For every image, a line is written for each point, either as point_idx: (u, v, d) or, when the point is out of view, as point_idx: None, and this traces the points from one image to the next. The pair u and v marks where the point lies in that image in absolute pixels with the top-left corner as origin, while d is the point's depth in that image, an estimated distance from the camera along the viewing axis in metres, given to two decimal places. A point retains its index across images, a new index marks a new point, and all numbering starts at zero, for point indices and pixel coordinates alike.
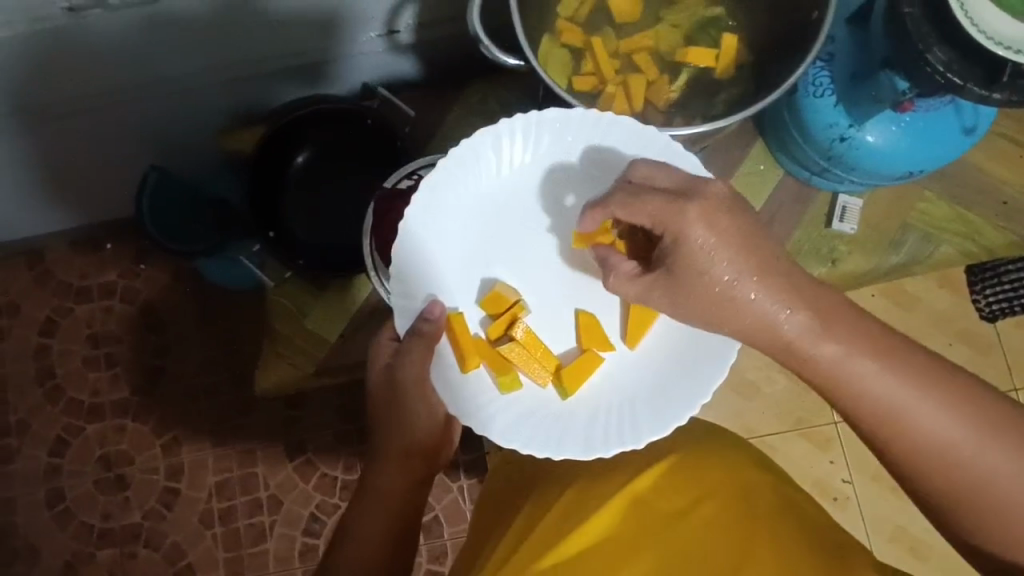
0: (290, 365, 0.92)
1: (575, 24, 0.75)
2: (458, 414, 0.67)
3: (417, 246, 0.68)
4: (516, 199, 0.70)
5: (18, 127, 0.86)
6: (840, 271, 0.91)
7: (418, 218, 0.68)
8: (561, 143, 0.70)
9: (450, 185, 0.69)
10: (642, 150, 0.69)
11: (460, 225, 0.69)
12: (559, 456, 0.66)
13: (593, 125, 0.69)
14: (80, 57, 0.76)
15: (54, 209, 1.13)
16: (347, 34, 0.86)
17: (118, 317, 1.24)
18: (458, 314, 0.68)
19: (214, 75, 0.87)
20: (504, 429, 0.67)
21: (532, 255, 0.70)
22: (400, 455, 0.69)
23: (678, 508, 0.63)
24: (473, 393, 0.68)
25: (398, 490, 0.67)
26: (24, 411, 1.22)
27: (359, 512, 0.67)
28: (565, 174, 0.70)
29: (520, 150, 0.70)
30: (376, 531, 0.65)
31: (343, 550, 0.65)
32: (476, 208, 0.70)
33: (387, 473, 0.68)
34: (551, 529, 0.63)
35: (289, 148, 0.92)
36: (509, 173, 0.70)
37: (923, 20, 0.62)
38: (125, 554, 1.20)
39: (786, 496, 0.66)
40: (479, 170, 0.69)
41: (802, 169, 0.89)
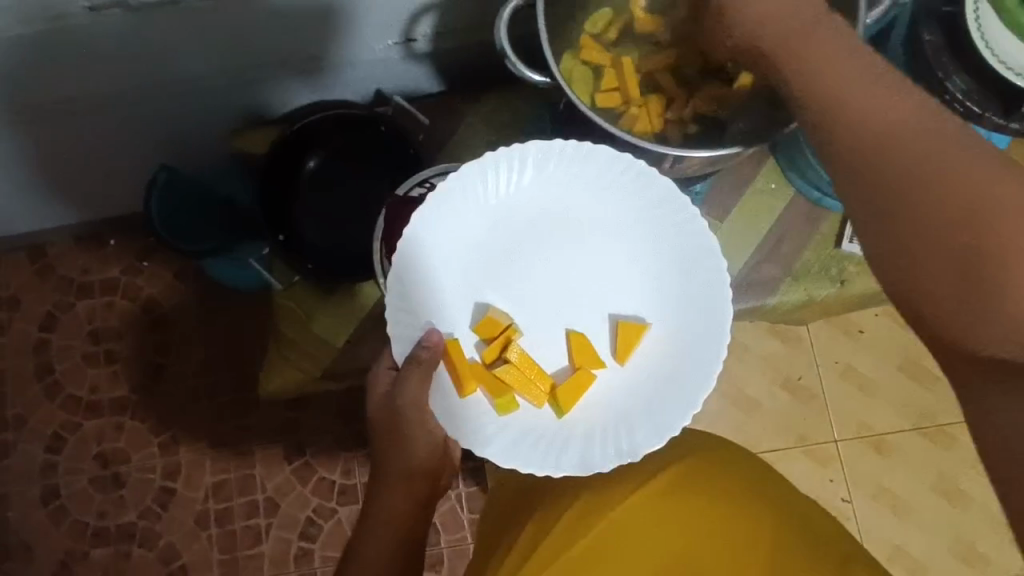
0: (296, 368, 0.93)
1: (599, 41, 0.75)
2: (457, 438, 0.66)
3: (411, 276, 0.68)
4: (504, 226, 0.69)
5: (29, 121, 0.86)
6: (848, 292, 0.90)
7: (411, 253, 0.68)
8: (545, 172, 0.70)
9: (438, 217, 0.68)
10: (623, 176, 0.69)
11: (453, 253, 0.68)
12: (559, 473, 0.65)
13: (575, 153, 0.69)
14: (95, 54, 0.76)
15: (60, 204, 1.13)
16: (365, 41, 0.86)
17: (119, 313, 1.24)
18: (455, 341, 0.66)
19: (230, 76, 0.88)
20: (502, 450, 0.65)
21: (525, 275, 0.68)
22: (403, 479, 0.70)
23: (688, 523, 0.64)
24: (471, 418, 0.66)
25: (402, 514, 0.69)
26: (23, 406, 1.22)
27: (366, 538, 0.68)
28: (552, 200, 0.69)
29: (503, 180, 0.69)
30: (383, 558, 0.67)
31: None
32: (465, 234, 0.69)
33: (390, 497, 0.69)
34: (567, 532, 0.65)
35: (301, 153, 0.92)
36: (497, 200, 0.69)
37: (942, 47, 0.66)
38: (120, 553, 1.19)
39: (788, 499, 0.67)
40: (466, 199, 0.69)
41: (813, 190, 0.88)
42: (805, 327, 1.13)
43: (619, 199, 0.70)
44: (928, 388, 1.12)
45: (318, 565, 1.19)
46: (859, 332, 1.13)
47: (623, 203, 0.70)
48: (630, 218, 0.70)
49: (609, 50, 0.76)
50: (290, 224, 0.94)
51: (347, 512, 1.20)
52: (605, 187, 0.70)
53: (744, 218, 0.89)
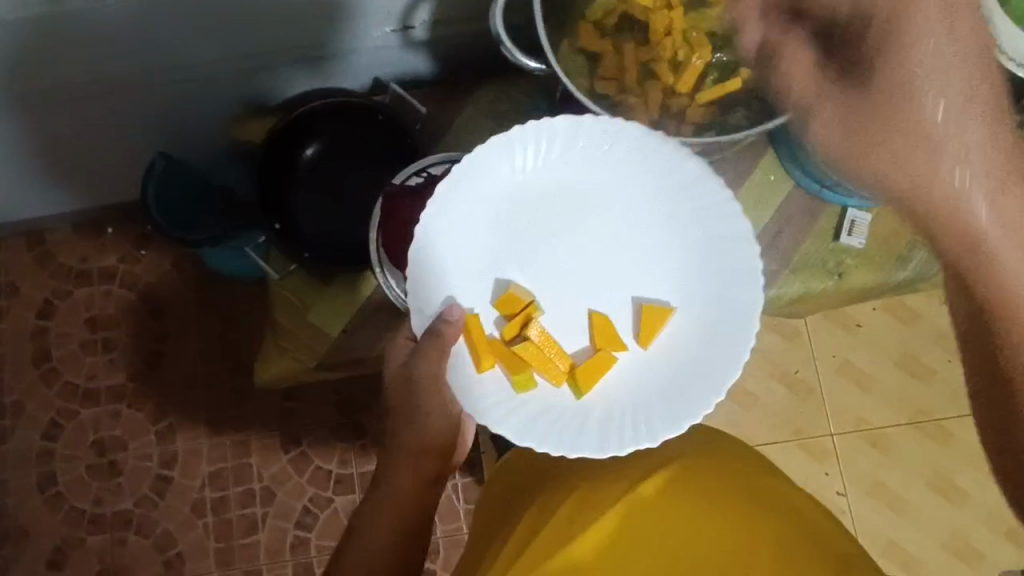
0: (292, 358, 0.93)
1: (598, 28, 0.74)
2: (472, 413, 0.65)
3: (431, 250, 0.67)
4: (529, 202, 0.69)
5: (24, 106, 0.85)
6: (846, 286, 0.90)
7: (431, 227, 0.67)
8: (572, 149, 0.69)
9: (462, 191, 0.68)
10: (651, 155, 0.69)
11: (475, 229, 0.68)
12: (575, 454, 0.64)
13: (603, 130, 0.69)
14: (89, 39, 0.75)
15: (57, 191, 1.12)
16: (363, 29, 0.85)
17: (117, 301, 1.24)
18: (475, 316, 0.67)
19: (227, 63, 0.87)
20: (518, 428, 0.65)
21: (548, 255, 0.68)
22: (415, 454, 0.69)
23: (688, 518, 0.63)
24: (490, 393, 0.66)
25: (411, 489, 0.68)
26: (19, 393, 1.22)
27: (370, 508, 0.67)
28: (579, 179, 0.69)
29: (530, 155, 0.69)
30: (392, 528, 0.65)
31: (353, 547, 0.65)
32: (489, 210, 0.68)
33: (401, 471, 0.68)
34: (562, 527, 0.64)
35: (299, 141, 0.92)
36: (523, 175, 0.69)
37: None
38: (116, 541, 1.19)
39: (786, 496, 0.67)
40: (491, 173, 0.68)
41: (813, 182, 0.87)
42: (804, 321, 1.12)
43: (645, 178, 0.69)
44: (925, 383, 1.12)
45: (313, 555, 1.19)
46: (857, 326, 1.12)
47: (650, 182, 0.69)
48: (657, 198, 0.69)
49: (606, 38, 0.74)
50: (287, 213, 0.93)
51: (343, 502, 1.20)
52: (633, 166, 0.69)
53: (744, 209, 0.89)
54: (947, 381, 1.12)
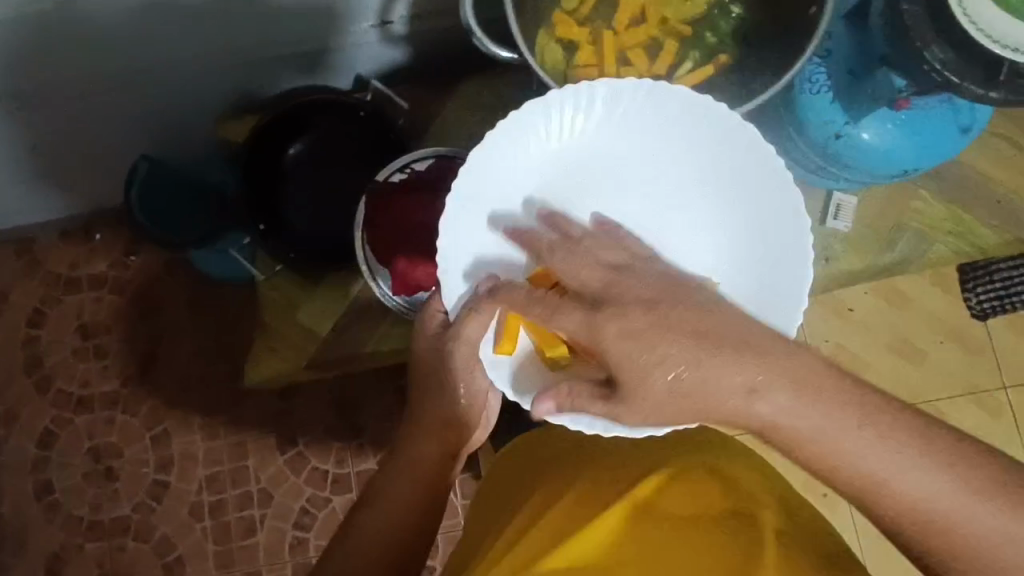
0: (282, 357, 0.92)
1: (574, 18, 0.74)
2: (508, 392, 0.65)
3: (464, 220, 0.66)
4: (565, 171, 0.68)
5: (6, 113, 0.84)
6: (834, 270, 0.91)
7: (464, 196, 0.66)
8: (612, 115, 0.67)
9: (497, 159, 0.67)
10: (695, 123, 0.67)
11: (510, 201, 0.68)
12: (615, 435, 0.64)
13: (648, 96, 0.66)
14: (64, 43, 0.74)
15: (43, 197, 1.11)
16: (341, 25, 0.85)
17: (108, 307, 1.23)
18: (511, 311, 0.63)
19: (207, 63, 0.86)
20: None
21: None
22: (436, 428, 0.69)
23: (676, 519, 0.61)
24: (522, 372, 0.65)
25: (429, 461, 0.67)
26: (12, 402, 1.21)
27: (390, 478, 0.67)
28: (619, 147, 0.68)
29: (573, 123, 0.67)
30: (405, 496, 0.66)
31: (368, 515, 0.65)
32: (525, 179, 0.68)
33: (420, 445, 0.68)
34: (553, 528, 0.63)
35: (282, 140, 0.91)
36: (559, 143, 0.68)
37: (923, 17, 0.61)
38: (114, 547, 1.19)
39: (784, 493, 0.65)
40: (534, 144, 0.68)
41: (798, 167, 0.87)
42: None
43: (686, 147, 0.68)
44: (917, 365, 1.12)
45: (313, 555, 1.19)
46: (849, 311, 1.11)
47: (690, 151, 0.68)
48: (702, 169, 0.68)
49: (583, 28, 0.74)
50: (272, 213, 0.92)
51: (341, 501, 1.20)
52: (675, 132, 0.68)
53: None
54: (940, 363, 1.12)
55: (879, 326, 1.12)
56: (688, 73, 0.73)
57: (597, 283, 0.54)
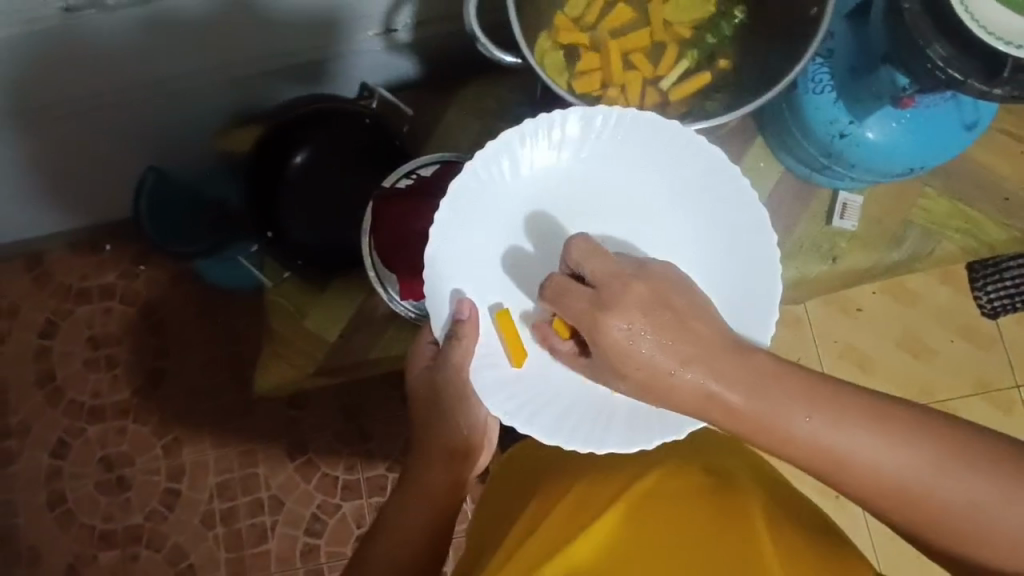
0: (290, 365, 0.92)
1: (579, 24, 0.75)
2: (496, 412, 0.65)
3: (449, 244, 0.67)
4: (543, 196, 0.69)
5: (18, 128, 0.85)
6: (840, 269, 0.89)
7: (448, 222, 0.67)
8: (586, 139, 0.68)
9: (476, 186, 0.68)
10: (665, 145, 0.68)
11: (492, 227, 0.68)
12: (603, 450, 0.64)
13: (618, 120, 0.68)
14: (70, 57, 0.75)
15: (54, 210, 1.13)
16: (345, 33, 0.85)
17: (118, 318, 1.24)
18: (503, 311, 0.67)
19: (212, 75, 0.87)
20: (544, 427, 0.65)
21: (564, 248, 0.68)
22: (447, 454, 0.68)
23: (671, 519, 0.61)
24: (513, 392, 0.66)
25: (444, 487, 0.66)
26: (25, 414, 1.22)
27: (402, 504, 0.65)
28: (594, 170, 0.69)
29: (545, 152, 0.68)
30: (420, 524, 0.63)
31: (379, 544, 0.63)
32: (506, 204, 0.69)
33: (433, 471, 0.67)
34: (552, 535, 0.62)
35: (289, 148, 0.92)
36: (534, 168, 0.69)
37: (923, 15, 0.61)
38: (128, 556, 1.20)
39: (773, 494, 0.66)
40: (513, 172, 0.68)
41: (802, 166, 0.86)
42: (803, 307, 1.12)
43: (659, 169, 0.69)
44: (926, 363, 1.11)
45: (324, 561, 1.20)
46: (857, 310, 1.12)
47: (663, 172, 0.69)
48: (674, 191, 0.69)
49: (587, 34, 0.75)
50: (277, 222, 0.94)
51: (352, 507, 1.21)
52: (646, 154, 0.69)
53: None
54: (949, 361, 1.11)
55: (888, 323, 1.12)
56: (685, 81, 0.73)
57: (604, 275, 0.50)
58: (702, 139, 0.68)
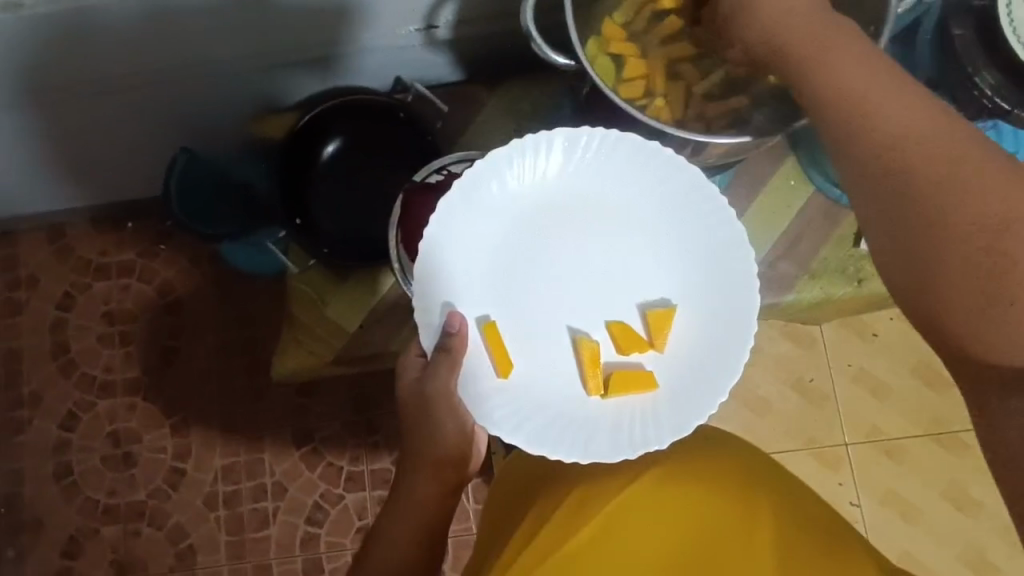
0: (308, 351, 0.94)
1: (628, 29, 0.76)
2: (483, 420, 0.64)
3: (438, 260, 0.66)
4: (528, 213, 0.67)
5: (55, 99, 0.86)
6: (865, 292, 0.88)
7: (437, 239, 0.66)
8: (572, 158, 0.67)
9: (463, 204, 0.66)
10: (650, 164, 0.67)
11: (480, 243, 0.67)
12: (587, 459, 0.63)
13: (603, 140, 0.67)
14: (114, 34, 0.76)
15: (82, 185, 1.14)
16: (387, 26, 0.86)
17: (135, 295, 1.25)
18: (490, 324, 0.65)
19: (250, 61, 0.87)
20: (532, 435, 0.64)
21: (549, 265, 0.66)
22: (432, 465, 0.69)
23: (679, 505, 0.63)
24: (506, 398, 0.65)
25: (431, 499, 0.69)
26: (37, 384, 1.23)
27: (393, 517, 0.68)
28: (578, 189, 0.67)
29: (532, 170, 0.67)
30: (409, 538, 0.67)
31: (374, 553, 0.67)
32: (492, 223, 0.67)
33: (419, 485, 0.69)
34: (562, 524, 0.63)
35: (321, 138, 0.93)
36: (520, 186, 0.67)
37: (973, 42, 0.63)
38: (128, 532, 1.20)
39: (782, 478, 0.67)
40: (496, 188, 0.67)
41: (834, 188, 0.86)
42: (818, 328, 1.11)
43: (645, 189, 0.67)
44: (939, 392, 1.11)
45: (323, 551, 1.20)
46: (873, 335, 1.12)
47: (650, 192, 0.67)
48: (659, 211, 0.67)
49: (636, 40, 0.76)
50: (306, 210, 0.94)
51: (354, 499, 1.21)
52: (630, 175, 0.67)
53: (760, 218, 0.87)
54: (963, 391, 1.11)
55: (904, 350, 1.11)
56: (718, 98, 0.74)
57: None
58: (681, 159, 0.67)
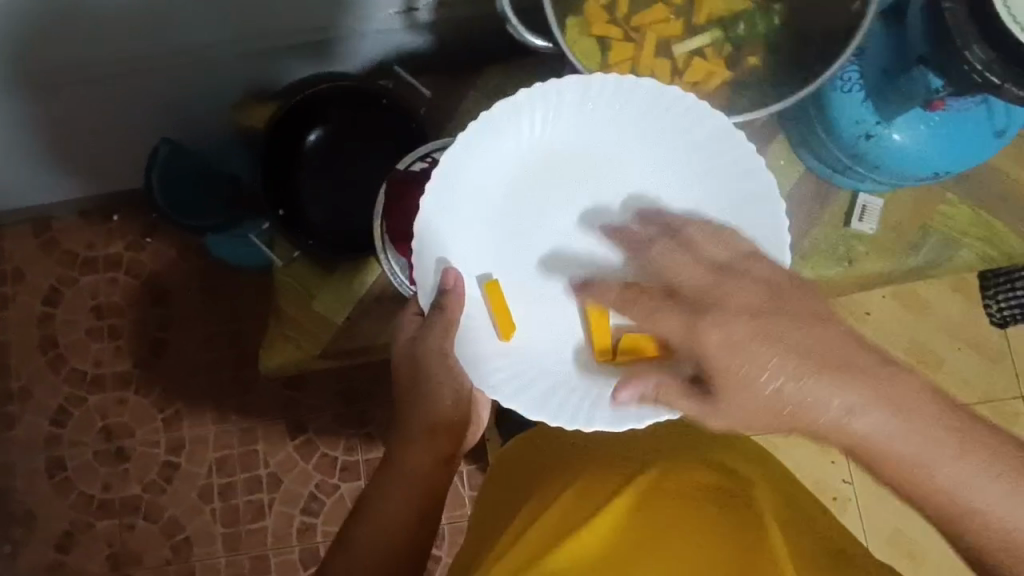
0: (296, 346, 0.92)
1: (605, 10, 0.74)
2: (479, 386, 0.65)
3: (448, 214, 0.67)
4: (540, 167, 0.69)
5: (29, 89, 0.84)
6: (856, 272, 0.87)
7: (448, 192, 0.67)
8: (583, 111, 0.68)
9: (475, 156, 0.67)
10: (664, 115, 0.68)
11: (491, 197, 0.68)
12: (590, 427, 0.64)
13: (616, 90, 0.67)
14: (88, 20, 0.73)
15: (65, 177, 1.12)
16: (367, 10, 0.83)
17: (123, 288, 1.24)
18: (493, 282, 0.67)
19: (227, 47, 0.85)
20: (529, 403, 0.64)
21: (562, 220, 0.68)
22: (429, 431, 0.67)
23: (682, 497, 0.62)
24: (504, 363, 0.66)
25: (426, 466, 0.65)
26: (26, 380, 1.22)
27: (381, 489, 0.64)
28: (589, 142, 0.69)
29: (543, 122, 0.68)
30: (404, 506, 0.63)
31: (364, 523, 0.62)
32: (504, 176, 0.68)
33: (415, 451, 0.66)
34: (563, 517, 0.62)
35: (304, 126, 0.91)
36: (532, 140, 0.68)
37: (966, 19, 0.60)
38: (124, 525, 1.20)
39: (776, 478, 0.67)
40: (508, 142, 0.68)
41: (824, 167, 0.85)
42: None
43: (657, 142, 0.68)
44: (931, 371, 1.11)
45: (320, 540, 1.20)
46: (865, 314, 1.11)
47: (663, 146, 0.68)
48: (672, 163, 0.68)
49: (615, 21, 0.74)
50: (293, 201, 0.92)
51: (349, 488, 1.21)
52: (641, 127, 0.68)
53: None
54: (955, 371, 1.11)
55: (896, 330, 1.11)
56: (711, 76, 0.74)
57: None
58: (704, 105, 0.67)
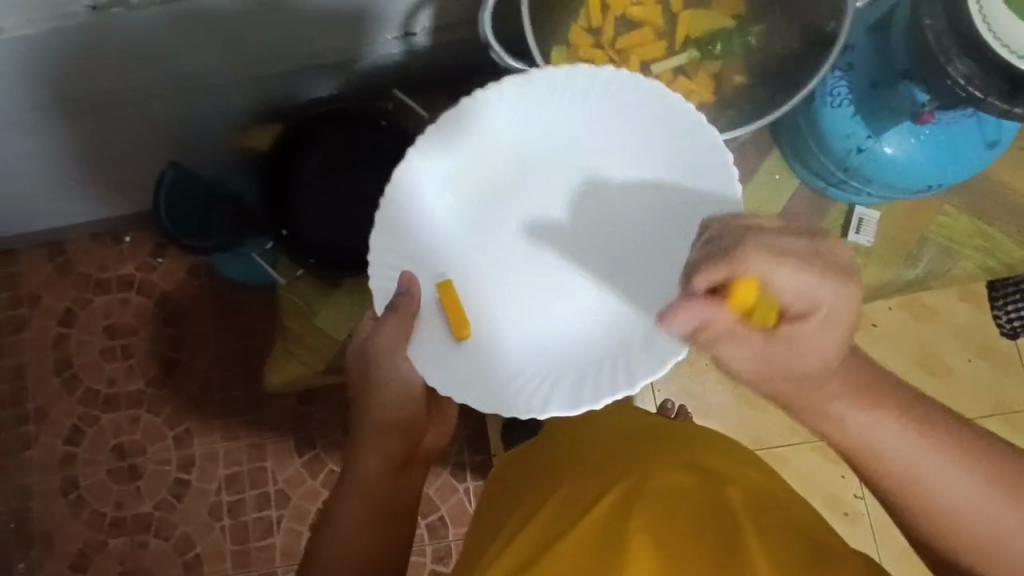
0: (301, 362, 0.97)
1: (591, 33, 0.76)
2: (438, 387, 0.66)
3: (403, 224, 0.67)
4: (489, 167, 0.68)
5: (42, 121, 0.86)
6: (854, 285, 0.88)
7: (401, 204, 0.67)
8: (525, 105, 0.67)
9: (423, 165, 0.67)
10: (608, 102, 0.67)
11: (444, 203, 0.68)
12: (546, 414, 0.66)
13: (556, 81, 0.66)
14: (94, 55, 0.75)
15: (80, 203, 1.15)
16: (364, 36, 0.85)
17: (135, 308, 1.26)
18: (445, 282, 0.67)
19: (230, 75, 0.87)
20: (487, 397, 0.66)
21: (516, 218, 0.68)
22: (376, 435, 0.69)
23: (667, 497, 0.61)
24: (466, 360, 0.67)
25: (375, 472, 0.68)
26: (42, 400, 1.24)
27: (340, 498, 0.68)
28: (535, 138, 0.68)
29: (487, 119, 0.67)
30: (356, 515, 0.66)
31: (322, 534, 0.66)
32: (454, 182, 0.68)
33: (365, 458, 0.68)
34: (548, 525, 0.62)
35: (304, 148, 0.93)
36: (477, 140, 0.67)
37: (946, 31, 0.62)
38: (137, 544, 1.21)
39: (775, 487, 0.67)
40: (453, 144, 0.67)
41: (817, 179, 0.85)
42: None
43: (605, 130, 0.68)
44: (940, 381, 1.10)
45: None
46: (872, 326, 1.10)
47: (611, 133, 0.68)
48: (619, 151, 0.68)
49: (601, 43, 0.77)
50: (292, 221, 0.94)
51: None
52: (586, 117, 0.67)
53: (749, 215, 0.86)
54: (965, 381, 1.10)
55: (903, 340, 1.10)
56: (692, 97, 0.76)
57: None
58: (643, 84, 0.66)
